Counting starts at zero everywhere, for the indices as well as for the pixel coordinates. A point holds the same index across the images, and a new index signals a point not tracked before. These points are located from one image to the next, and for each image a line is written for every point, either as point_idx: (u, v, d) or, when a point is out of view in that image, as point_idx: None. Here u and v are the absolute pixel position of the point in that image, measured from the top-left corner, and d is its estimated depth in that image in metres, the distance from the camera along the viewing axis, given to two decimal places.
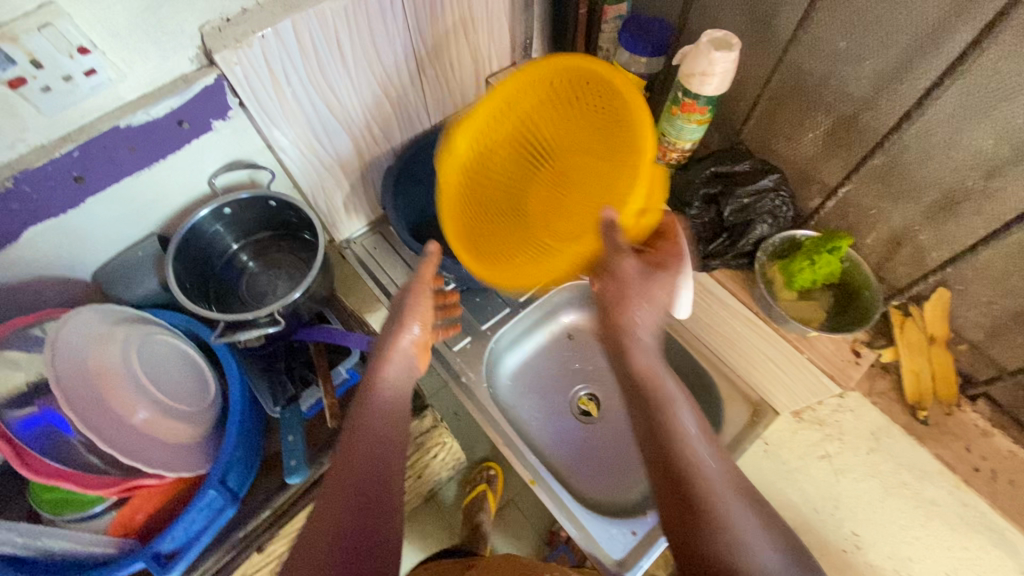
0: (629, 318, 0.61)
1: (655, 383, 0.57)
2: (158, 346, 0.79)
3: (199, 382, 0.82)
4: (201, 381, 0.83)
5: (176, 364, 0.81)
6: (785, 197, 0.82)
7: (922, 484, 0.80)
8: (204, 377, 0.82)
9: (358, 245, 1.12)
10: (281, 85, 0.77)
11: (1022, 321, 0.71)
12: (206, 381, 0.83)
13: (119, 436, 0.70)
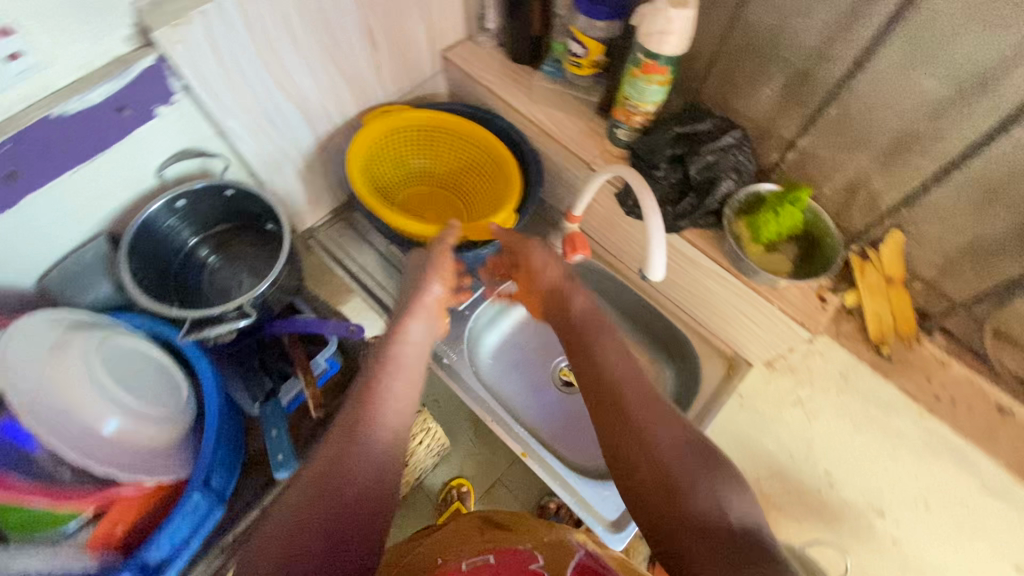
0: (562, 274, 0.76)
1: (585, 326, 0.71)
2: (122, 351, 0.77)
3: (170, 384, 0.81)
4: (173, 383, 0.81)
5: (147, 367, 0.79)
6: (748, 152, 0.84)
7: (888, 417, 0.86)
8: (174, 379, 0.81)
9: (323, 234, 1.09)
10: (228, 64, 0.72)
11: (969, 255, 0.76)
12: (178, 383, 0.81)
13: (86, 448, 0.71)
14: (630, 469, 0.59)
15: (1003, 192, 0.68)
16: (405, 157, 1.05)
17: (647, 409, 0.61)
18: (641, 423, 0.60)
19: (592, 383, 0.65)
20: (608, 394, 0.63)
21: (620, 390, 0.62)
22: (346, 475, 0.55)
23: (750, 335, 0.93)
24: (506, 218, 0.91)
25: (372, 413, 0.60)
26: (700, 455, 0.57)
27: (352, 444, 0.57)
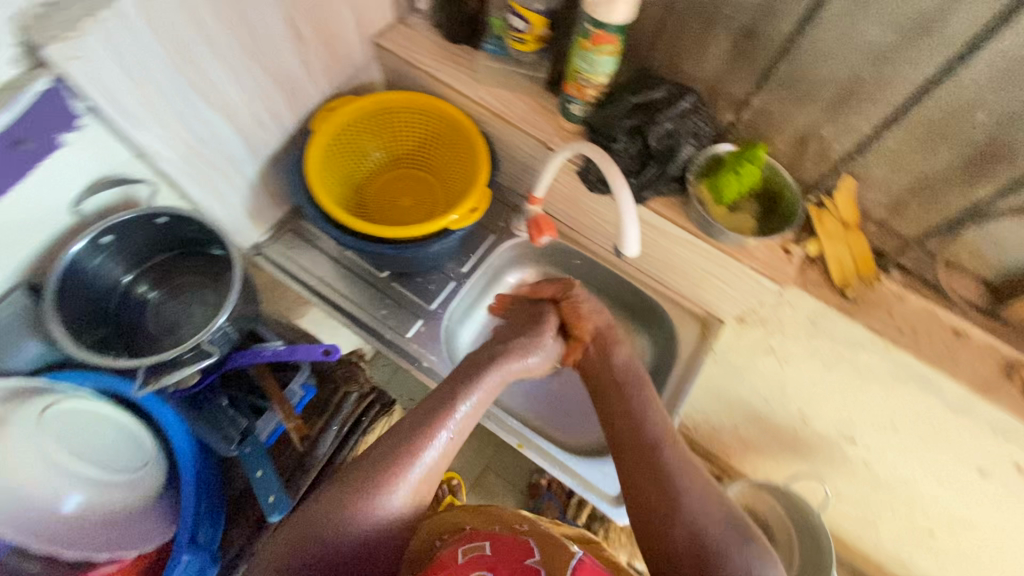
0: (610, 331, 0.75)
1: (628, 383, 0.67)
2: (75, 419, 0.79)
3: (131, 443, 0.84)
4: (134, 442, 0.85)
5: (104, 429, 0.82)
6: (704, 116, 0.84)
7: (856, 353, 0.90)
8: (134, 439, 0.84)
9: (271, 249, 1.01)
10: (139, 77, 0.64)
11: (918, 191, 0.80)
12: (139, 440, 0.85)
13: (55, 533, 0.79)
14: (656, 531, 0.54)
15: (946, 130, 0.71)
16: (358, 156, 1.00)
17: (678, 473, 0.56)
18: (672, 487, 0.55)
19: (628, 441, 0.60)
20: (641, 449, 0.59)
21: (657, 454, 0.58)
22: (367, 511, 0.55)
23: (721, 295, 0.95)
24: (478, 206, 0.89)
25: (409, 460, 0.59)
26: (737, 536, 0.50)
27: (380, 487, 0.56)
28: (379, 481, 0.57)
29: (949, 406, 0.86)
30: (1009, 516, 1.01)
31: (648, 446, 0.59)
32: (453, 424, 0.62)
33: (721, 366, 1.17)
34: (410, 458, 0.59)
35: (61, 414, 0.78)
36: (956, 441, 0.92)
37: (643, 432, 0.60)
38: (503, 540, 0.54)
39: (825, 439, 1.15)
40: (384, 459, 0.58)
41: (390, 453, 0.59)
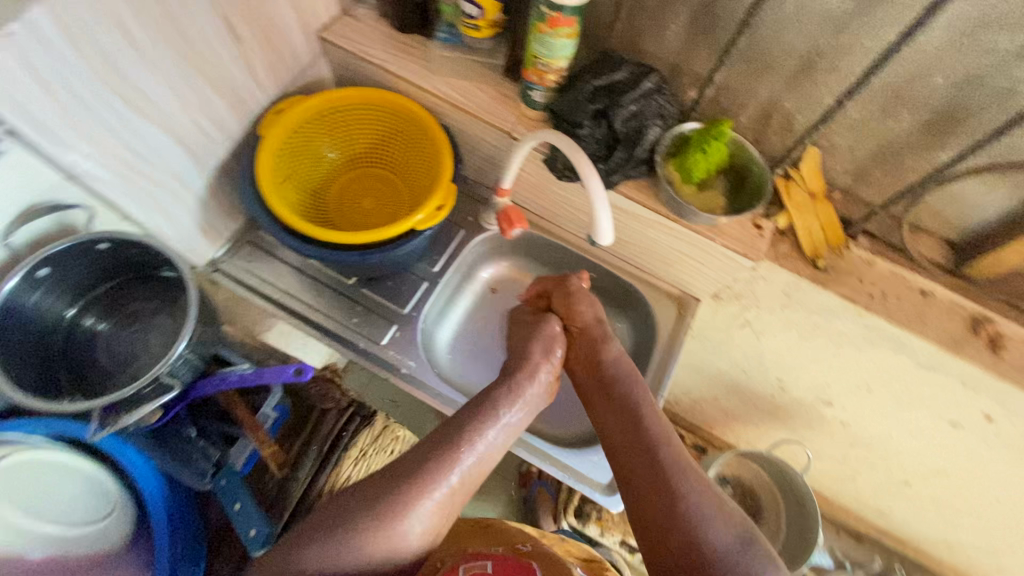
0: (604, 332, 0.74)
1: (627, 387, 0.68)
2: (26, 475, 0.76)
3: (92, 491, 0.81)
4: (95, 488, 0.82)
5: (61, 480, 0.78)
6: (668, 96, 0.83)
7: (830, 321, 0.92)
8: (94, 486, 0.81)
9: (228, 264, 0.95)
10: (57, 92, 0.59)
11: (880, 157, 0.80)
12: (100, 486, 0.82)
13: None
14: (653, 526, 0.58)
15: (905, 96, 0.72)
16: (314, 158, 0.95)
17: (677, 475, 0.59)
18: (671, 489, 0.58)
19: (634, 448, 0.62)
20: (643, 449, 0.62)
21: (663, 463, 0.60)
22: (383, 541, 0.55)
23: (695, 274, 0.95)
24: (444, 203, 0.86)
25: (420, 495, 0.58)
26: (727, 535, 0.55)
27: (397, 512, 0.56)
28: (394, 504, 0.56)
29: (920, 364, 0.89)
30: (979, 461, 1.05)
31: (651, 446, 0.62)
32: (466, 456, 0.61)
33: (699, 341, 1.18)
34: (428, 482, 0.58)
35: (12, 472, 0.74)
36: (927, 396, 0.96)
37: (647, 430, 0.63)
38: (507, 561, 0.55)
39: (803, 403, 1.18)
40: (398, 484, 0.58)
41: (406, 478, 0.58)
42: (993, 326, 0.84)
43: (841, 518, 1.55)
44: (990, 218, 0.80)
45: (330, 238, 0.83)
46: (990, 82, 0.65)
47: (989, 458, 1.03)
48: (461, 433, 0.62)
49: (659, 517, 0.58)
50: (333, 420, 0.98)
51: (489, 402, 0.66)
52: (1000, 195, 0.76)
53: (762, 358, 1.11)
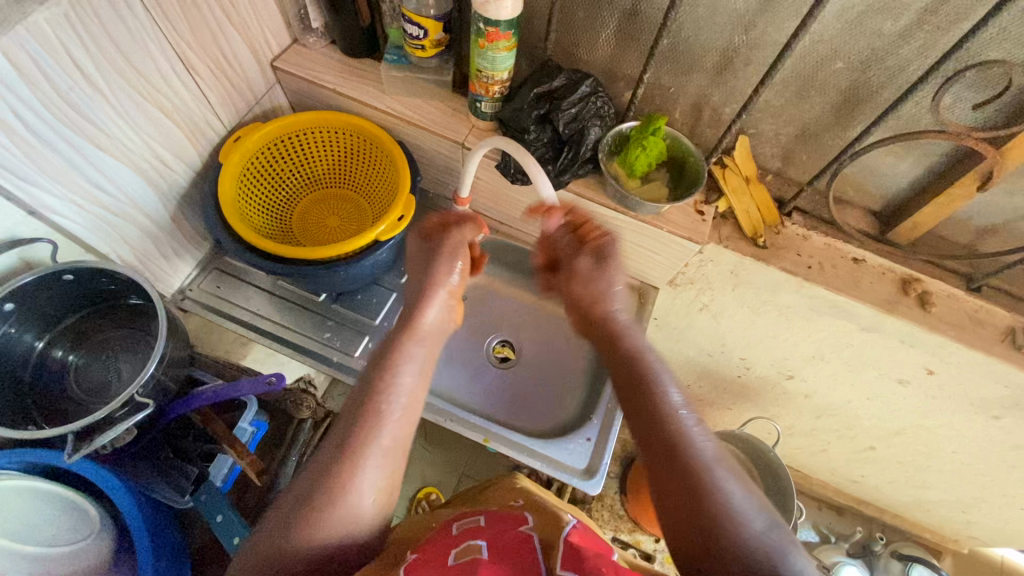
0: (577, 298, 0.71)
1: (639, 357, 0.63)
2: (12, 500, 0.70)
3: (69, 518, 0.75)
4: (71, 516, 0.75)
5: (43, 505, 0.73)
6: (605, 98, 0.89)
7: (777, 296, 0.98)
8: (73, 515, 0.75)
9: (196, 291, 0.97)
10: (14, 129, 0.62)
11: (802, 139, 0.88)
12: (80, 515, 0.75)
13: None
14: (654, 471, 0.54)
15: (814, 81, 0.79)
16: (276, 182, 0.98)
17: (659, 399, 0.58)
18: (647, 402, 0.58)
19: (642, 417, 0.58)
20: (617, 371, 0.63)
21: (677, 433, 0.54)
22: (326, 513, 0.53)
23: (649, 263, 1.01)
24: (405, 213, 0.90)
25: (356, 458, 0.55)
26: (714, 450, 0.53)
27: (349, 471, 0.55)
28: (346, 464, 0.55)
29: (861, 327, 0.95)
30: (929, 416, 1.12)
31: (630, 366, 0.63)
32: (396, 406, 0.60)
33: (664, 331, 1.24)
34: (365, 440, 0.56)
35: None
36: (874, 359, 1.02)
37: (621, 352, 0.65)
38: (497, 512, 0.56)
39: (767, 380, 1.24)
40: (331, 464, 0.55)
41: (344, 444, 0.56)
42: (921, 285, 0.91)
43: (820, 493, 1.61)
44: (905, 187, 0.88)
45: (298, 254, 0.86)
46: (883, 62, 0.73)
47: (938, 412, 1.10)
48: (381, 392, 0.60)
49: (662, 471, 0.53)
50: (309, 433, 0.91)
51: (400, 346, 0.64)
52: (909, 164, 0.84)
53: (724, 340, 1.17)
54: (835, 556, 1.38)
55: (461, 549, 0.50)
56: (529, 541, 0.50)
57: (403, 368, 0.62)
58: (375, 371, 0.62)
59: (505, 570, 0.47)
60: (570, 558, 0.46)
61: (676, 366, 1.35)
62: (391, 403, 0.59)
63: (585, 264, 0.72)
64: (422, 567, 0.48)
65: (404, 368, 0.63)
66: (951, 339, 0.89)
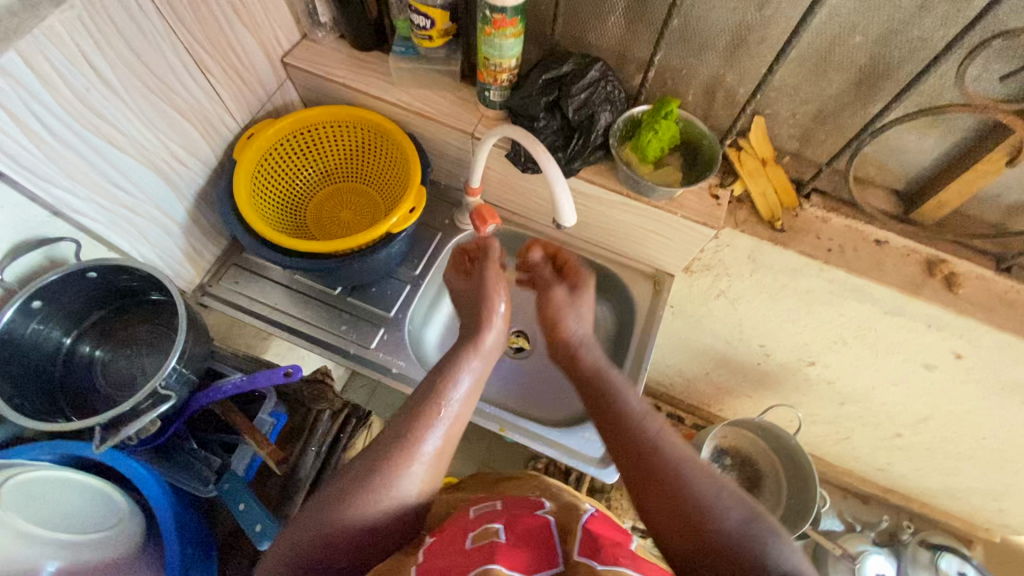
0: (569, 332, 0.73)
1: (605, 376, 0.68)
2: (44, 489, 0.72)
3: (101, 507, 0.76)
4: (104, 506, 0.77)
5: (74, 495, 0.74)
6: (614, 82, 0.88)
7: (797, 280, 0.96)
8: (106, 504, 0.77)
9: (216, 287, 0.99)
10: (36, 132, 0.64)
11: (820, 118, 0.86)
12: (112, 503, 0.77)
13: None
14: (634, 475, 0.58)
15: (832, 57, 0.77)
16: (291, 177, 0.99)
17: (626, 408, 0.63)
18: (620, 418, 0.62)
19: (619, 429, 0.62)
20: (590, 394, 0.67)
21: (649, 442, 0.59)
22: (376, 499, 0.55)
23: (664, 250, 0.99)
24: (416, 205, 0.90)
25: (409, 456, 0.58)
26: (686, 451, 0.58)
27: (403, 462, 0.57)
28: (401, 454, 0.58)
29: (885, 310, 0.92)
30: (959, 402, 1.09)
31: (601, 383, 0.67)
32: (449, 410, 0.62)
33: (681, 319, 1.22)
34: (418, 437, 0.59)
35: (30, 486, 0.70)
36: (900, 344, 0.99)
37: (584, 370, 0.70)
38: (514, 498, 0.56)
39: (788, 367, 1.22)
40: (393, 450, 0.58)
41: (404, 437, 0.59)
42: (947, 266, 0.88)
43: (846, 482, 1.58)
44: (929, 164, 0.85)
45: (312, 247, 0.86)
46: (904, 35, 0.71)
47: (967, 397, 1.06)
48: (443, 396, 0.63)
49: (637, 473, 0.58)
50: (328, 425, 0.92)
51: (464, 359, 0.67)
52: (933, 140, 0.81)
53: (742, 327, 1.15)
54: (859, 545, 1.36)
55: (478, 533, 0.49)
56: (546, 525, 0.50)
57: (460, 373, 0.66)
58: (432, 382, 0.65)
59: (524, 555, 0.47)
60: (588, 545, 0.47)
61: (694, 354, 1.33)
62: (448, 409, 0.62)
63: (561, 294, 0.76)
64: (440, 552, 0.49)
65: (463, 382, 0.65)
66: (979, 321, 0.86)
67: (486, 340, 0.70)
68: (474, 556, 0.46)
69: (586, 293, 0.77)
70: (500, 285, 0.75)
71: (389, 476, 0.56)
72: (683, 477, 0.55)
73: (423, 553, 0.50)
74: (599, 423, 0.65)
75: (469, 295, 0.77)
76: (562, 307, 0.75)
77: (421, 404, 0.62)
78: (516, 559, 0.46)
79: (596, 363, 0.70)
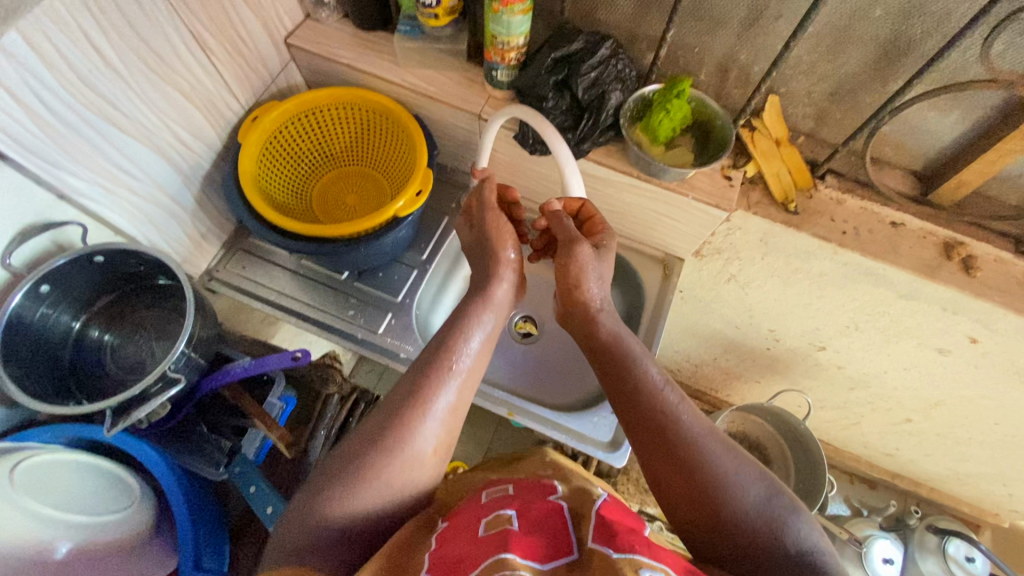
0: (588, 296, 0.67)
1: (620, 345, 0.63)
2: (53, 471, 0.71)
3: (107, 486, 0.77)
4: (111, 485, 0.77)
5: (80, 477, 0.74)
6: (625, 60, 0.86)
7: (809, 264, 0.94)
8: (113, 484, 0.77)
9: (223, 272, 0.99)
10: (39, 114, 0.63)
11: (837, 97, 0.83)
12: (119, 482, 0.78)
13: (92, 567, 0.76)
14: (650, 455, 0.56)
15: (851, 32, 0.74)
16: (295, 161, 0.97)
17: (643, 381, 0.59)
18: (640, 395, 0.58)
19: (635, 404, 0.58)
20: (602, 365, 0.63)
21: (668, 421, 0.55)
22: (393, 455, 0.55)
23: (675, 233, 0.98)
24: (423, 188, 0.89)
25: (423, 411, 0.58)
26: (713, 434, 0.55)
27: (416, 416, 0.57)
28: (415, 409, 0.57)
29: (899, 294, 0.91)
30: (972, 387, 1.08)
31: (614, 353, 0.63)
32: (461, 363, 0.62)
33: (689, 304, 1.21)
34: (430, 393, 0.59)
35: (40, 468, 0.70)
36: (913, 328, 0.98)
37: (597, 338, 0.65)
38: (526, 482, 0.56)
39: (797, 352, 1.21)
40: (405, 406, 0.58)
41: (415, 393, 0.59)
42: (965, 249, 0.86)
43: (853, 468, 1.58)
44: (949, 143, 0.83)
45: (320, 231, 0.86)
46: (928, 8, 0.68)
47: (981, 382, 1.05)
48: (454, 351, 0.62)
49: (653, 454, 0.55)
50: (336, 409, 0.92)
51: (475, 315, 0.67)
52: (955, 119, 0.79)
53: (752, 311, 1.14)
54: (867, 530, 1.35)
55: (491, 520, 0.49)
56: (558, 510, 0.50)
57: (469, 327, 0.65)
58: (441, 338, 0.64)
59: (538, 542, 0.46)
60: (602, 532, 0.46)
61: (703, 339, 1.32)
62: (459, 363, 0.62)
63: (586, 253, 0.68)
64: (452, 538, 0.48)
65: (475, 336, 0.65)
66: (997, 305, 0.84)
67: (496, 293, 0.70)
68: (486, 544, 0.46)
69: (606, 253, 0.71)
70: (504, 232, 0.74)
71: (403, 431, 0.56)
72: (714, 466, 0.52)
73: (436, 539, 0.50)
74: (614, 398, 0.61)
75: (477, 246, 0.76)
76: (586, 265, 0.67)
77: (432, 356, 0.61)
78: (529, 547, 0.46)
79: (609, 332, 0.65)
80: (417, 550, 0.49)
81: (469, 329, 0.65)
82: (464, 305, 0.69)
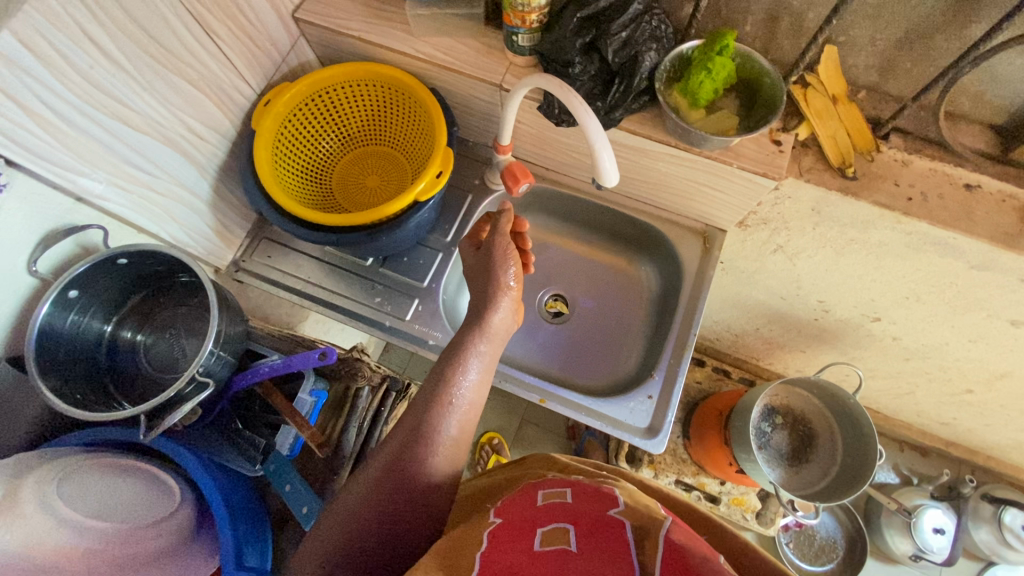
0: None
1: None
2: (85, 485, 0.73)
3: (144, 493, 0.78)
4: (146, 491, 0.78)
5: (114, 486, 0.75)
6: (660, 16, 0.78)
7: (867, 233, 0.85)
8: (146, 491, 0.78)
9: (249, 262, 0.98)
10: (43, 116, 0.61)
11: (908, 43, 0.73)
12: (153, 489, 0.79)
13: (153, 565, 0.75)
14: None
15: None
16: (313, 145, 0.94)
17: None
18: None
19: None
20: None
21: None
22: (397, 493, 0.54)
23: (716, 204, 0.91)
24: (443, 169, 0.84)
25: (424, 447, 0.57)
26: None
27: (419, 453, 0.57)
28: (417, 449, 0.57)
29: (971, 264, 0.81)
30: None
31: None
32: (461, 398, 0.61)
33: (731, 275, 1.14)
34: (432, 430, 0.58)
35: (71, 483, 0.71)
36: (983, 298, 0.89)
37: None
38: (585, 488, 0.54)
39: (848, 323, 1.13)
40: (407, 442, 0.57)
41: (417, 430, 0.58)
42: None
43: (904, 435, 1.49)
44: None
45: (343, 219, 0.82)
46: None
47: None
48: (452, 384, 0.61)
49: None
50: (368, 400, 0.92)
51: (471, 345, 0.65)
52: None
53: (800, 282, 1.06)
54: (917, 500, 1.32)
55: (546, 533, 0.48)
56: (621, 533, 0.46)
57: (468, 358, 0.64)
58: (440, 368, 0.63)
59: (594, 566, 0.43)
60: (671, 563, 0.42)
61: (745, 310, 1.25)
62: (460, 398, 0.61)
63: None
64: (504, 545, 0.47)
65: (472, 366, 0.64)
66: None
67: (493, 319, 0.68)
68: (540, 561, 0.44)
69: None
70: (508, 252, 0.71)
71: (405, 467, 0.56)
72: None
73: (488, 537, 0.49)
74: None
75: (477, 270, 0.73)
76: None
77: (431, 393, 0.61)
78: None
79: None
80: (466, 550, 0.48)
81: (466, 359, 0.64)
82: (461, 334, 0.67)
